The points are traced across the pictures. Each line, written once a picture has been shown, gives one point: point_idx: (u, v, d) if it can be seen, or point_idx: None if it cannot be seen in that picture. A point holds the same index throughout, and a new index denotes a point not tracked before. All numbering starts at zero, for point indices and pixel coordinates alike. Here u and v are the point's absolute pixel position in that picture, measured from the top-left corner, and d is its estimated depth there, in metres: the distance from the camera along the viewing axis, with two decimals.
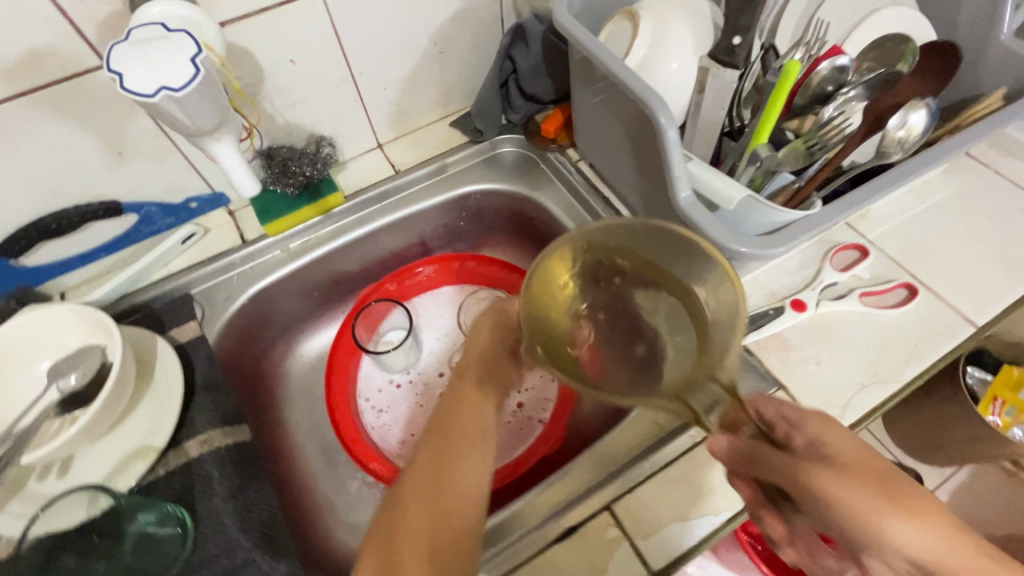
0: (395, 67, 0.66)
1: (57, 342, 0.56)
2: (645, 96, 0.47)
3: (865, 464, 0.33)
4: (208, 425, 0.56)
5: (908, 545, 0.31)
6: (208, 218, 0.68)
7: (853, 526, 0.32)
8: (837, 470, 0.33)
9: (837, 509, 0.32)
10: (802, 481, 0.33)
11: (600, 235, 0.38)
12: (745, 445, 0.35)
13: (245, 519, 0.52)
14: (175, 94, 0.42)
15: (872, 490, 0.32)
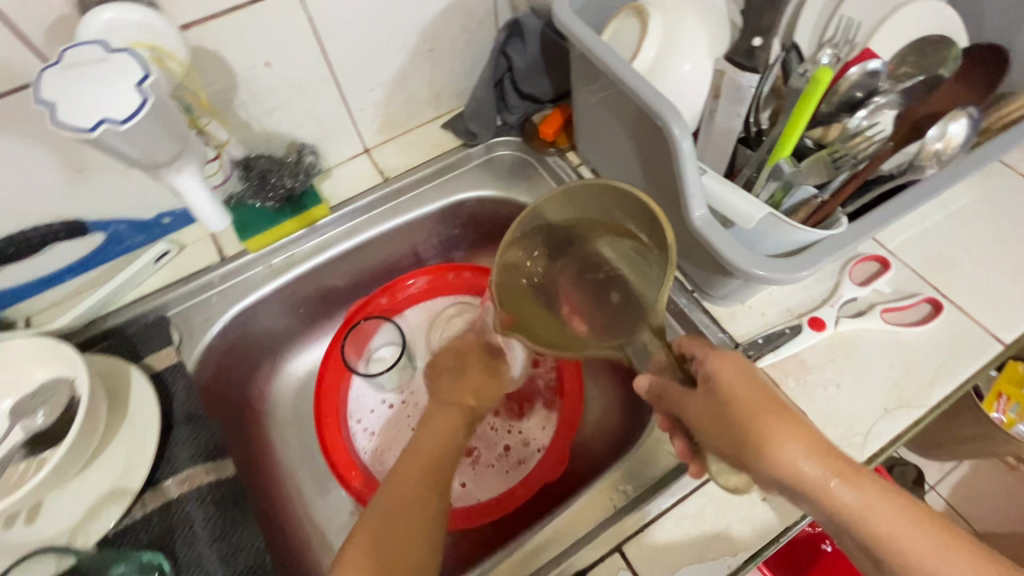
0: (380, 69, 0.61)
1: (20, 376, 0.52)
2: (657, 106, 0.43)
3: (736, 393, 0.37)
4: (189, 462, 0.52)
5: (767, 467, 0.34)
6: (183, 234, 0.64)
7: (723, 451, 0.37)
8: (714, 401, 0.38)
9: (712, 437, 0.38)
10: (691, 415, 0.40)
11: (559, 207, 0.44)
12: (658, 384, 0.42)
13: (231, 566, 0.48)
14: (118, 127, 0.38)
15: (740, 415, 0.36)
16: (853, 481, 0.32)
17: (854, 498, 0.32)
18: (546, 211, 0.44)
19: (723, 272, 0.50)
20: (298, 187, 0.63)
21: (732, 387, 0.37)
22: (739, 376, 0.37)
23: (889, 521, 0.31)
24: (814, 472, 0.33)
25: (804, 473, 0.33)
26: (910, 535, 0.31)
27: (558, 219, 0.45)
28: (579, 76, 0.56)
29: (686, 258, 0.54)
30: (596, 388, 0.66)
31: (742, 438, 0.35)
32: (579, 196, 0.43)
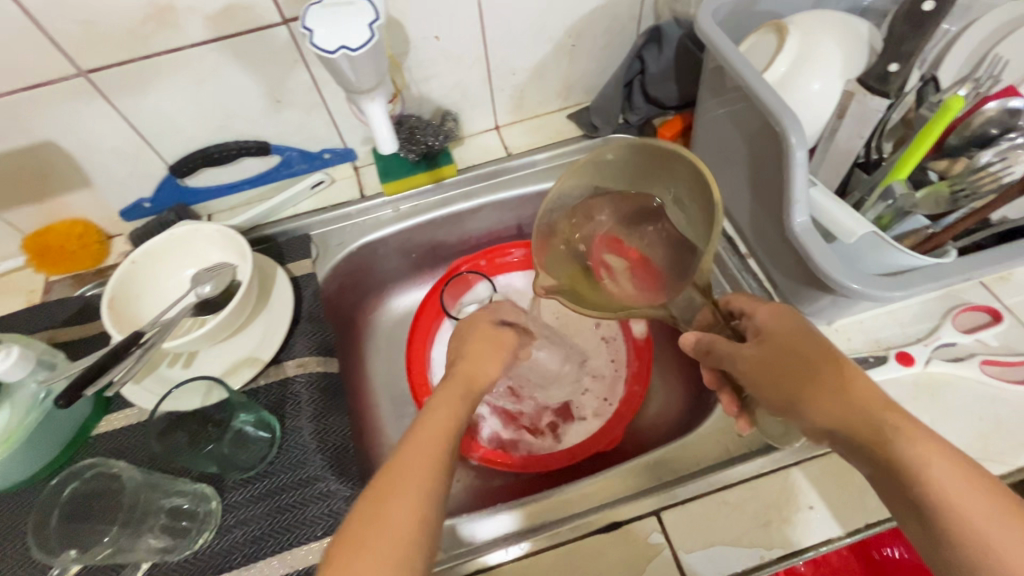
0: (527, 55, 0.69)
1: (202, 254, 0.65)
2: (780, 113, 0.46)
3: (789, 347, 0.42)
4: (306, 351, 0.62)
5: (816, 414, 0.38)
6: (336, 170, 0.75)
7: (778, 399, 0.41)
8: (766, 351, 0.43)
9: (763, 385, 0.42)
10: (744, 365, 0.43)
11: (609, 166, 0.46)
12: (707, 340, 0.46)
13: (322, 441, 0.57)
14: (351, 53, 0.48)
15: (793, 362, 0.41)
16: (911, 431, 0.34)
17: (904, 446, 0.34)
18: (593, 170, 0.46)
19: (817, 285, 0.51)
20: (437, 147, 0.72)
21: (780, 338, 0.43)
22: (790, 332, 0.43)
23: (939, 476, 0.32)
24: (857, 418, 0.36)
25: (855, 418, 0.36)
26: (961, 491, 0.31)
27: (605, 179, 0.47)
28: (707, 84, 0.59)
29: (783, 266, 0.56)
30: (662, 381, 0.69)
31: (792, 388, 0.40)
32: (625, 153, 0.45)
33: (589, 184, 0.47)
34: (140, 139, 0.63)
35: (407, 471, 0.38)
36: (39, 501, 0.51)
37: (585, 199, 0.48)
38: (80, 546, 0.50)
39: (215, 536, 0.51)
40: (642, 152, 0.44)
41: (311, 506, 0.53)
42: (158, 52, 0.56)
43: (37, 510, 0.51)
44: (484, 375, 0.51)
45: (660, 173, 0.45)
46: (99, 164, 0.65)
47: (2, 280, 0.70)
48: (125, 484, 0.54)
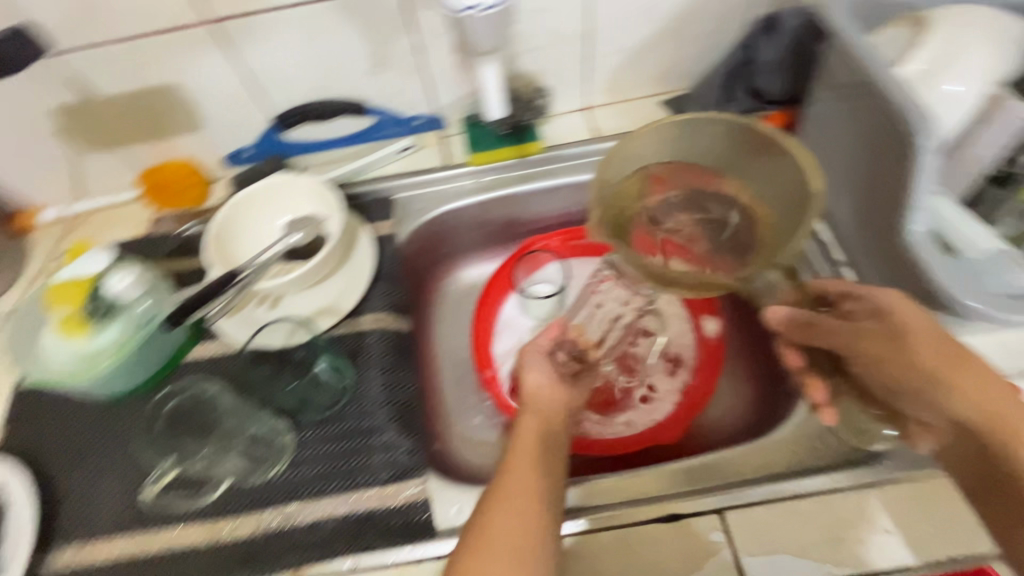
0: (630, 35, 0.68)
1: (293, 203, 0.68)
2: (914, 109, 0.43)
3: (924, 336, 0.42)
4: (382, 307, 0.65)
5: (953, 404, 0.40)
6: (423, 137, 0.76)
7: (910, 384, 0.42)
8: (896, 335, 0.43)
9: (893, 367, 0.43)
10: (866, 342, 0.44)
11: (692, 140, 0.51)
12: (808, 315, 0.47)
13: (391, 393, 0.59)
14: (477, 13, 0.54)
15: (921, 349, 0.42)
16: None
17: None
18: (680, 139, 0.51)
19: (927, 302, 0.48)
20: (525, 121, 0.74)
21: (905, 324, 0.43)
22: (912, 320, 0.43)
23: None
24: (991, 411, 0.38)
25: (987, 413, 0.39)
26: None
27: (685, 151, 0.52)
28: (823, 79, 0.56)
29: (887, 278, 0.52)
30: (729, 383, 0.67)
31: (923, 370, 0.41)
32: (714, 132, 0.51)
33: (667, 145, 0.51)
34: (252, 89, 0.67)
35: (517, 466, 0.45)
36: (146, 409, 0.59)
37: (653, 165, 0.52)
38: (177, 453, 0.57)
39: (288, 468, 0.55)
40: (718, 131, 0.50)
41: (376, 455, 0.55)
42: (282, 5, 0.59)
43: (144, 416, 0.59)
44: (532, 387, 0.56)
45: (726, 153, 0.52)
46: (212, 109, 0.69)
47: (112, 212, 0.76)
48: (216, 403, 0.60)
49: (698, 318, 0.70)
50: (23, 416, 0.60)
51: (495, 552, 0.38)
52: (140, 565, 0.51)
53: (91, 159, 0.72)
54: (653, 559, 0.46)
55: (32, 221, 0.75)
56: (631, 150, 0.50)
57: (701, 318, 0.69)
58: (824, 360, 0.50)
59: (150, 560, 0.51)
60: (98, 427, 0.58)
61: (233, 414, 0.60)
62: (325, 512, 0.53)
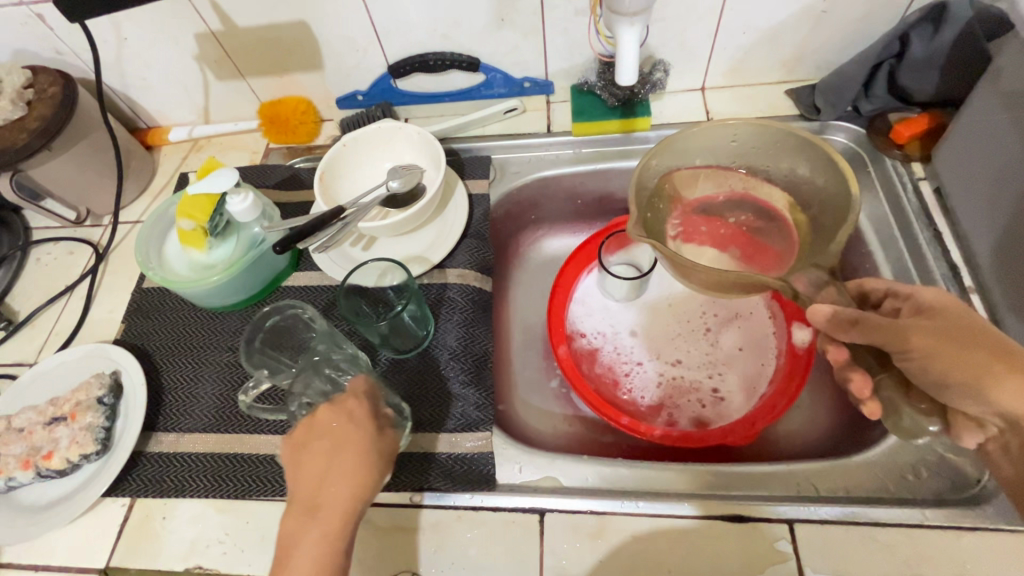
0: (768, 15, 0.63)
1: (397, 152, 0.70)
2: None
3: (971, 327, 0.39)
4: (467, 263, 0.66)
5: (1004, 400, 0.37)
6: (529, 101, 0.76)
7: (958, 380, 0.38)
8: (945, 326, 0.39)
9: (944, 364, 0.38)
10: (916, 340, 0.38)
11: (753, 139, 0.53)
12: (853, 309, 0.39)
13: (466, 348, 0.61)
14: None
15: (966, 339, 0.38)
16: None
17: None
18: (740, 135, 0.53)
19: None
20: (639, 95, 0.69)
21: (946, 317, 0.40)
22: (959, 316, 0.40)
23: None
24: None
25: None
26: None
27: (743, 151, 0.54)
28: (993, 82, 0.52)
29: None
30: (809, 396, 0.63)
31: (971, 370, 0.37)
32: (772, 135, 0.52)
33: (721, 144, 0.54)
34: (375, 33, 0.68)
35: None
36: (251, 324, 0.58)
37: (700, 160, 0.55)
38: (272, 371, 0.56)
39: None
40: (766, 134, 0.52)
41: (444, 403, 0.57)
42: None
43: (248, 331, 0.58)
44: (335, 505, 0.43)
45: (762, 156, 0.54)
46: (335, 51, 0.71)
47: (233, 138, 0.81)
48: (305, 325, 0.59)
49: (788, 326, 0.65)
50: (144, 310, 0.67)
51: None
52: (227, 461, 0.56)
53: (220, 86, 0.77)
54: (713, 555, 0.46)
55: (163, 137, 0.82)
56: (674, 146, 0.54)
57: (791, 327, 0.65)
58: (867, 358, 0.44)
59: (236, 459, 0.56)
60: (203, 332, 0.64)
61: (322, 342, 0.58)
62: None
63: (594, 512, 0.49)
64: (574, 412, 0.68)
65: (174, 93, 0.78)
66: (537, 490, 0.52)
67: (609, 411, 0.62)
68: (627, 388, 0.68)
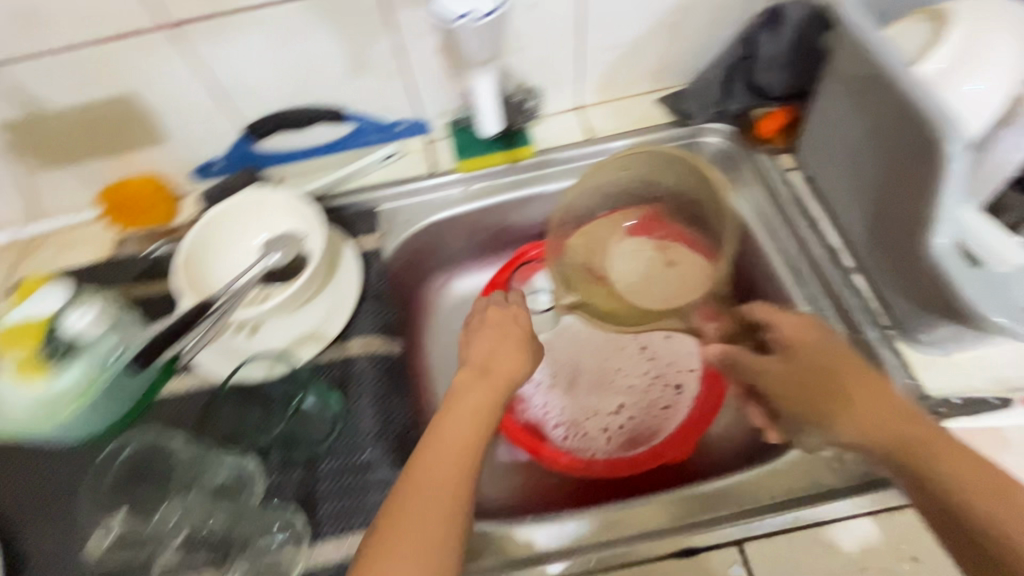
0: (624, 31, 0.64)
1: (269, 221, 0.63)
2: (927, 100, 0.41)
3: (821, 367, 0.46)
4: (371, 329, 0.60)
5: (844, 428, 0.43)
6: (408, 143, 0.72)
7: (806, 412, 0.46)
8: (794, 367, 0.48)
9: (793, 398, 0.48)
10: (773, 382, 0.50)
11: (635, 170, 0.60)
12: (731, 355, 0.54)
13: (383, 425, 0.55)
14: (477, 20, 0.50)
15: (813, 378, 0.46)
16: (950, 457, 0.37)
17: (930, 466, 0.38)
18: (622, 174, 0.61)
19: (948, 314, 0.46)
20: (516, 125, 0.70)
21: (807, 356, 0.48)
22: (819, 350, 0.47)
23: (973, 490, 0.35)
24: (883, 434, 0.41)
25: (873, 433, 0.41)
26: (977, 487, 0.36)
27: (631, 180, 0.62)
28: (834, 72, 0.54)
29: (915, 287, 0.48)
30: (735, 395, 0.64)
31: (817, 403, 0.45)
32: (645, 159, 0.59)
33: (611, 182, 0.61)
34: (219, 96, 0.62)
35: (421, 493, 0.44)
36: (100, 460, 0.54)
37: (597, 206, 0.62)
38: (130, 505, 0.53)
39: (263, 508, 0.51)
40: (643, 160, 0.59)
41: (372, 492, 0.52)
42: (249, 6, 0.54)
43: (101, 463, 0.54)
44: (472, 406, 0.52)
45: (650, 178, 0.61)
46: (176, 120, 0.63)
47: (72, 231, 0.70)
48: (173, 451, 0.55)
49: None
50: None
51: (404, 542, 0.42)
52: None
53: (42, 176, 0.66)
54: None
55: None
56: (576, 204, 0.61)
57: None
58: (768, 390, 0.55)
59: None
60: (64, 473, 0.54)
61: (190, 469, 0.54)
62: (319, 560, 0.49)
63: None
64: (512, 459, 0.64)
65: None
66: (485, 568, 0.48)
67: (549, 454, 0.61)
68: (563, 419, 0.66)
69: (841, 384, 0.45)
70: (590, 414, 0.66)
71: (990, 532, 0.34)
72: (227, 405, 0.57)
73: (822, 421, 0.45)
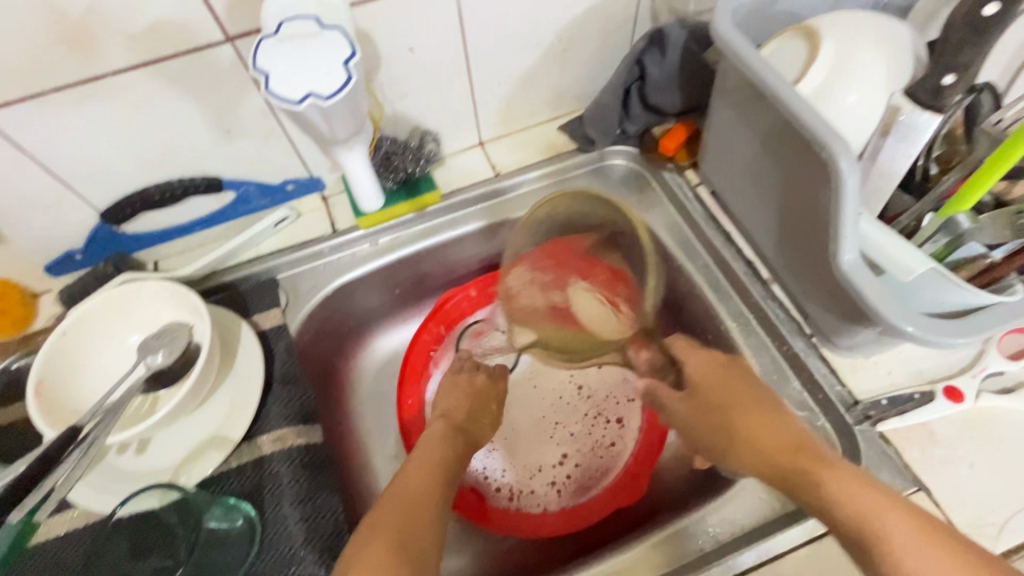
0: (513, 65, 0.62)
1: (147, 315, 0.55)
2: (813, 118, 0.41)
3: (716, 400, 0.49)
4: (282, 421, 0.54)
5: (740, 462, 0.45)
6: (302, 202, 0.66)
7: (707, 446, 0.50)
8: (697, 403, 0.51)
9: (699, 432, 0.51)
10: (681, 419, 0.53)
11: (583, 207, 0.59)
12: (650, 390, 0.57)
13: (309, 530, 0.49)
14: (322, 101, 0.41)
15: (716, 408, 0.49)
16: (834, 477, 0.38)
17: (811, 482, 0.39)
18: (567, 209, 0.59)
19: (861, 321, 0.47)
20: (416, 172, 0.64)
21: (710, 392, 0.50)
22: (725, 382, 0.49)
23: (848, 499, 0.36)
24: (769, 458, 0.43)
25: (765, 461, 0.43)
26: (851, 496, 0.36)
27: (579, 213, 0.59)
28: (722, 90, 0.53)
29: (827, 295, 0.49)
30: None
31: (717, 439, 0.48)
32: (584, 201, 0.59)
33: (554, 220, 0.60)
34: (59, 182, 0.53)
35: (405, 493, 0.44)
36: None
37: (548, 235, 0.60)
38: None
39: None
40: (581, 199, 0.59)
41: None
42: (72, 82, 0.46)
43: None
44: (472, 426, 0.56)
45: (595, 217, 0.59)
46: (12, 216, 0.54)
47: None
48: None
49: None
50: None
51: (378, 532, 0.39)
52: None
53: None
54: None
55: None
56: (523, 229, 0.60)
57: None
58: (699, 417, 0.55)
59: None
60: None
61: None
62: None
63: None
64: (463, 529, 0.60)
65: None
66: None
67: (494, 516, 0.59)
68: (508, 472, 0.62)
69: (744, 417, 0.46)
70: (533, 472, 0.62)
71: (857, 523, 0.35)
72: (118, 547, 0.48)
73: (727, 450, 0.47)
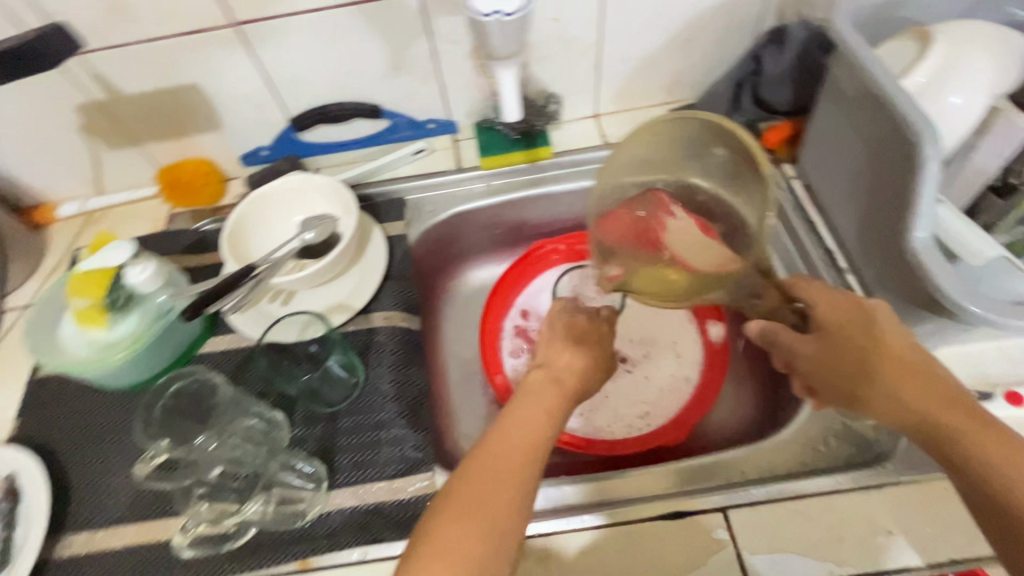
0: (639, 46, 0.70)
1: (308, 202, 0.69)
2: (908, 108, 0.45)
3: (854, 339, 0.42)
4: (393, 305, 0.65)
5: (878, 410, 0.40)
6: (437, 140, 0.78)
7: (840, 390, 0.42)
8: (827, 344, 0.44)
9: (827, 378, 0.43)
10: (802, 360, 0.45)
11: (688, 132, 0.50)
12: (771, 330, 0.48)
13: (399, 390, 0.60)
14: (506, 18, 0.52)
15: (856, 351, 0.42)
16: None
17: (984, 462, 0.35)
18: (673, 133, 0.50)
19: (927, 307, 0.49)
20: (537, 127, 0.75)
21: (846, 334, 0.43)
22: (850, 321, 0.43)
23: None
24: (926, 422, 0.38)
25: (922, 420, 0.38)
26: None
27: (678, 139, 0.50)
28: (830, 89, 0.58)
29: (896, 282, 0.52)
30: (731, 388, 0.67)
31: (848, 383, 0.42)
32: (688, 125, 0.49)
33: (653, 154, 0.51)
34: (270, 89, 0.69)
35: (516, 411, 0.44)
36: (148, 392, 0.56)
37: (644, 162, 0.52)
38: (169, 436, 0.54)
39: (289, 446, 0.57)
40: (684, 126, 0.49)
41: (385, 449, 0.56)
42: (302, 10, 0.61)
43: (148, 397, 0.56)
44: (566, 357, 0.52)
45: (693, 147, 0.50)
46: (231, 110, 0.71)
47: (133, 206, 0.78)
48: (216, 390, 0.56)
49: (703, 323, 0.69)
50: (44, 401, 0.61)
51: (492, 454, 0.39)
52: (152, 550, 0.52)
53: (112, 156, 0.74)
54: (658, 558, 0.47)
55: (52, 214, 0.77)
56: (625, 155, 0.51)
57: (707, 324, 0.69)
58: None
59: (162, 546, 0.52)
60: (108, 417, 0.59)
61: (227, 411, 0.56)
62: (335, 504, 0.53)
63: (543, 534, 0.49)
64: None
65: (61, 170, 0.74)
66: None
67: None
68: None
69: (889, 364, 0.40)
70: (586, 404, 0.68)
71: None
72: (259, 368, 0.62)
73: (859, 402, 0.41)
